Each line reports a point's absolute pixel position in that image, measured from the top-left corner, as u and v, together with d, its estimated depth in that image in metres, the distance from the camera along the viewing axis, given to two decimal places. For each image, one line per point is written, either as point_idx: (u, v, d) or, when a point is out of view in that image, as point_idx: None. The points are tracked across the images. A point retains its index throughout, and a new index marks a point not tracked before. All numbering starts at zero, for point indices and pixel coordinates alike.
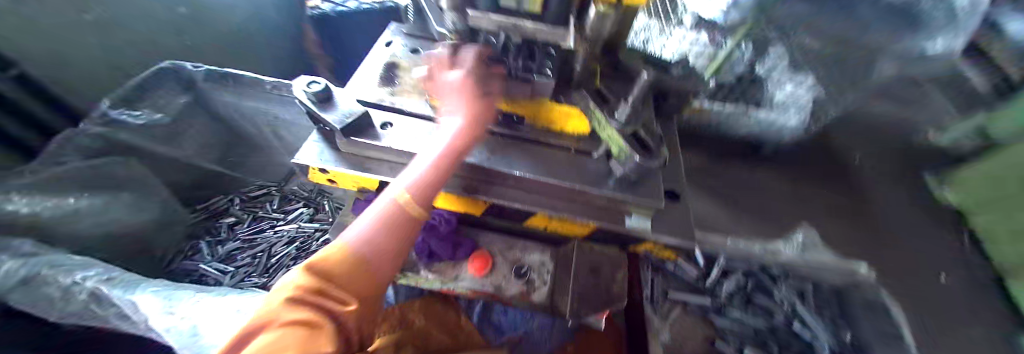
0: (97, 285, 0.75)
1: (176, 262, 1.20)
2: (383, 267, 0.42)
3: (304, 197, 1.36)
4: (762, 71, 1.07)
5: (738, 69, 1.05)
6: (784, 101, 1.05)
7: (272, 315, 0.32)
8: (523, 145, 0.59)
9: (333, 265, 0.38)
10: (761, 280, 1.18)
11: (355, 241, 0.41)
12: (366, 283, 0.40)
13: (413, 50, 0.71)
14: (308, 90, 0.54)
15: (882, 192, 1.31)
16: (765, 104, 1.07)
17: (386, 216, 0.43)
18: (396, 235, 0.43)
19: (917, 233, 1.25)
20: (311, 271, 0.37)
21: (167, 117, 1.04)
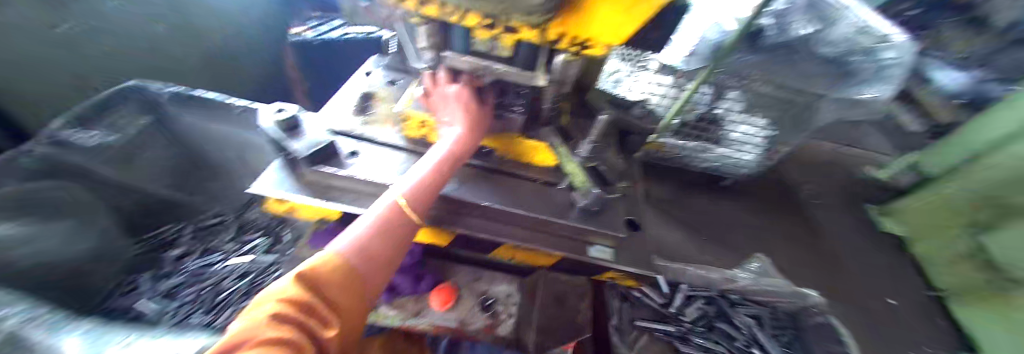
0: (19, 324, 0.67)
1: (112, 298, 1.08)
2: (375, 277, 0.39)
3: (263, 226, 1.28)
4: (719, 112, 1.14)
5: (698, 108, 1.13)
6: (740, 140, 1.18)
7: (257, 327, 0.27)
8: (491, 175, 0.60)
9: (325, 274, 0.34)
10: (722, 306, 1.13)
11: (348, 248, 0.37)
12: (356, 295, 0.36)
13: (392, 82, 0.72)
14: (277, 119, 0.54)
15: (832, 224, 1.41)
16: (724, 141, 1.21)
17: (383, 224, 0.41)
18: (390, 244, 0.41)
19: (867, 262, 1.33)
20: (301, 277, 0.32)
21: (121, 139, 1.01)
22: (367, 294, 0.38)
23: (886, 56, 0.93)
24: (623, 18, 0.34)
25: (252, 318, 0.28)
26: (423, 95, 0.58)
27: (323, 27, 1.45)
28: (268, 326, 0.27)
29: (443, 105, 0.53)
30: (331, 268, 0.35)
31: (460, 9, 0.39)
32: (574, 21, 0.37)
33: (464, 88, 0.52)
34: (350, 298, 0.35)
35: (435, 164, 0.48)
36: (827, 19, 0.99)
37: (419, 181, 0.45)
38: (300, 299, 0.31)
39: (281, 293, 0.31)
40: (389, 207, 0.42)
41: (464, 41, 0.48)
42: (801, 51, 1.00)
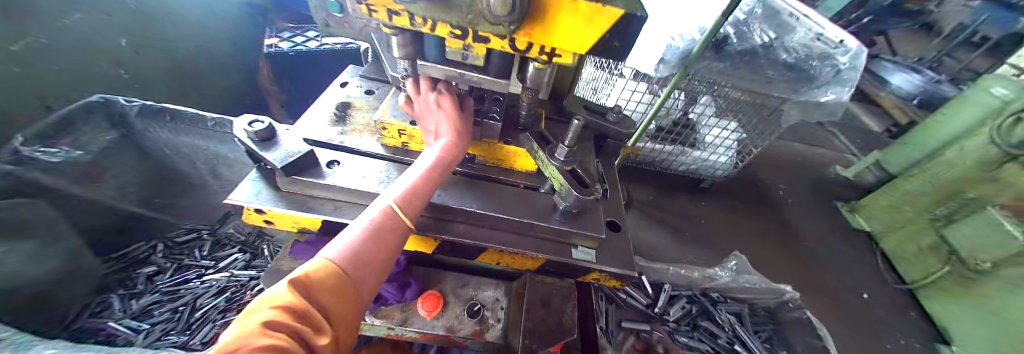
0: None
1: (81, 319, 1.01)
2: (371, 281, 0.38)
3: (240, 241, 1.23)
4: (696, 117, 1.27)
5: (674, 114, 1.24)
6: (714, 142, 1.32)
7: (245, 338, 0.26)
8: (472, 182, 0.60)
9: (317, 281, 0.33)
10: (704, 305, 1.10)
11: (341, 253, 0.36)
12: (352, 300, 0.36)
13: (368, 91, 0.72)
14: (249, 129, 0.51)
15: (803, 220, 1.48)
16: (699, 144, 1.33)
17: (377, 226, 0.39)
18: (385, 247, 0.40)
19: (840, 255, 1.38)
20: (293, 283, 0.32)
21: (87, 154, 0.95)
22: (364, 298, 0.37)
23: (841, 62, 1.07)
24: (584, 32, 0.35)
25: (243, 327, 0.27)
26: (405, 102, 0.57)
27: (297, 39, 1.46)
28: (259, 336, 0.26)
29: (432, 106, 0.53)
30: (325, 273, 0.34)
31: (429, 22, 0.40)
32: (539, 33, 0.37)
33: (443, 93, 0.52)
34: (344, 304, 0.35)
35: (427, 168, 0.47)
36: (783, 27, 1.19)
37: (412, 183, 0.45)
38: (295, 307, 0.30)
39: (274, 300, 0.30)
40: (383, 209, 0.41)
41: (438, 51, 0.48)
42: (765, 56, 1.15)
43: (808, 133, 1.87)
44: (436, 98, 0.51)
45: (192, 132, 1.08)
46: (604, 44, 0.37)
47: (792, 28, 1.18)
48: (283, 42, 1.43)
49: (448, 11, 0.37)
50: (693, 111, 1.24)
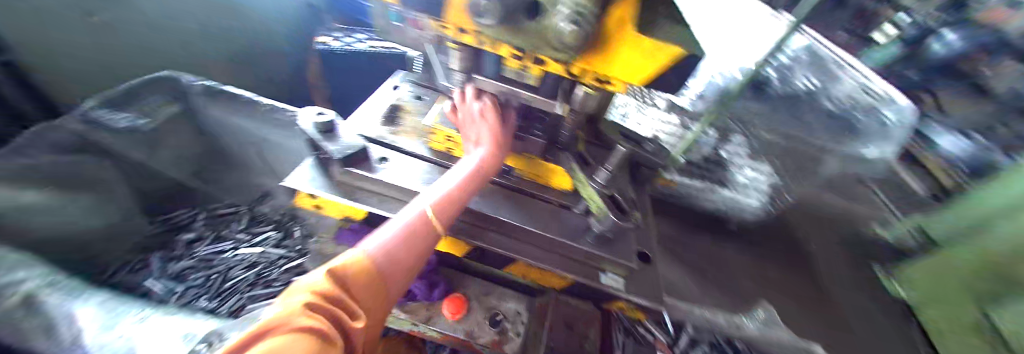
0: (38, 287, 0.72)
1: (119, 274, 1.11)
2: (394, 280, 0.40)
3: (274, 221, 1.30)
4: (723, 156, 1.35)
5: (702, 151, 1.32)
6: (744, 183, 1.32)
7: (294, 312, 0.28)
8: (509, 193, 0.63)
9: (353, 273, 0.36)
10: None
11: (375, 251, 0.39)
12: (374, 298, 0.38)
13: (417, 97, 0.76)
14: (316, 121, 0.57)
15: (834, 277, 1.41)
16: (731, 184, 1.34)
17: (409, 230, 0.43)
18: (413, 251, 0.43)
19: (868, 320, 1.32)
20: (332, 272, 0.34)
21: (149, 124, 1.07)
22: (386, 301, 0.40)
23: (892, 118, 1.08)
24: (651, 62, 0.36)
25: (288, 305, 0.29)
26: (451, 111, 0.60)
27: (348, 39, 1.54)
28: (303, 314, 0.29)
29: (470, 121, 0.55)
30: (355, 271, 0.36)
31: (493, 42, 0.43)
32: (598, 61, 0.39)
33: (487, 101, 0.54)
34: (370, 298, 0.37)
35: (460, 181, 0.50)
36: None
37: (446, 195, 0.48)
38: (330, 294, 0.33)
39: (314, 283, 0.33)
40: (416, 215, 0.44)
41: (495, 68, 0.51)
42: (808, 104, 1.22)
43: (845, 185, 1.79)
44: (482, 106, 0.53)
45: (248, 115, 1.14)
46: (664, 78, 0.38)
47: None
48: (335, 40, 1.51)
49: (515, 33, 0.37)
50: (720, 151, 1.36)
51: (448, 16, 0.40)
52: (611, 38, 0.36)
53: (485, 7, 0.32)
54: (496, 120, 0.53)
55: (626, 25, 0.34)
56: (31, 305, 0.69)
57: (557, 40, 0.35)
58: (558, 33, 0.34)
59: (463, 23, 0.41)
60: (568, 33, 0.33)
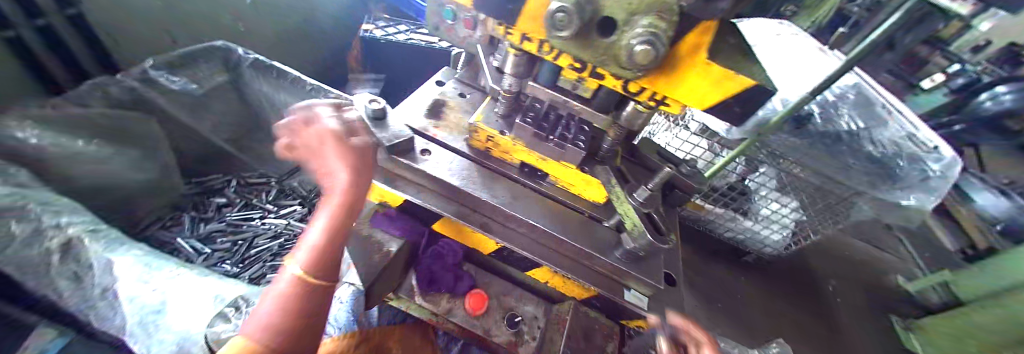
0: (78, 234, 0.74)
1: (151, 229, 1.15)
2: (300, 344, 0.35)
3: (302, 195, 1.34)
4: (752, 184, 1.19)
5: (729, 178, 1.19)
6: (769, 214, 1.23)
7: None
8: (542, 198, 0.63)
9: None
10: None
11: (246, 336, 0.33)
12: None
13: (461, 94, 0.78)
14: (369, 106, 0.59)
15: (852, 322, 1.36)
16: (751, 212, 1.26)
17: (286, 298, 0.36)
18: (302, 311, 0.36)
19: None
20: None
21: (199, 89, 1.14)
22: None
23: (931, 169, 0.98)
24: (722, 84, 0.36)
25: None
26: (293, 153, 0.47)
27: (390, 29, 1.65)
28: None
29: (319, 160, 0.46)
30: None
31: (556, 50, 0.44)
32: (663, 84, 0.39)
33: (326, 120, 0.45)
34: None
35: (330, 216, 0.42)
36: (877, 118, 1.14)
37: (315, 244, 0.40)
38: None
39: None
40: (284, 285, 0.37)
41: (551, 77, 0.52)
42: (848, 145, 1.09)
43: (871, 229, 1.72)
44: (522, 125, 0.57)
45: (289, 93, 1.19)
46: (726, 104, 0.39)
47: (885, 122, 1.13)
48: (378, 29, 1.63)
49: (583, 48, 0.39)
50: (749, 179, 1.17)
51: (517, 24, 0.41)
52: (681, 61, 0.36)
53: (563, 19, 0.33)
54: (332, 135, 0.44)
55: (700, 49, 0.34)
56: (67, 251, 0.73)
57: (626, 58, 0.35)
58: (628, 52, 0.35)
59: (534, 34, 0.42)
60: (638, 52, 0.33)
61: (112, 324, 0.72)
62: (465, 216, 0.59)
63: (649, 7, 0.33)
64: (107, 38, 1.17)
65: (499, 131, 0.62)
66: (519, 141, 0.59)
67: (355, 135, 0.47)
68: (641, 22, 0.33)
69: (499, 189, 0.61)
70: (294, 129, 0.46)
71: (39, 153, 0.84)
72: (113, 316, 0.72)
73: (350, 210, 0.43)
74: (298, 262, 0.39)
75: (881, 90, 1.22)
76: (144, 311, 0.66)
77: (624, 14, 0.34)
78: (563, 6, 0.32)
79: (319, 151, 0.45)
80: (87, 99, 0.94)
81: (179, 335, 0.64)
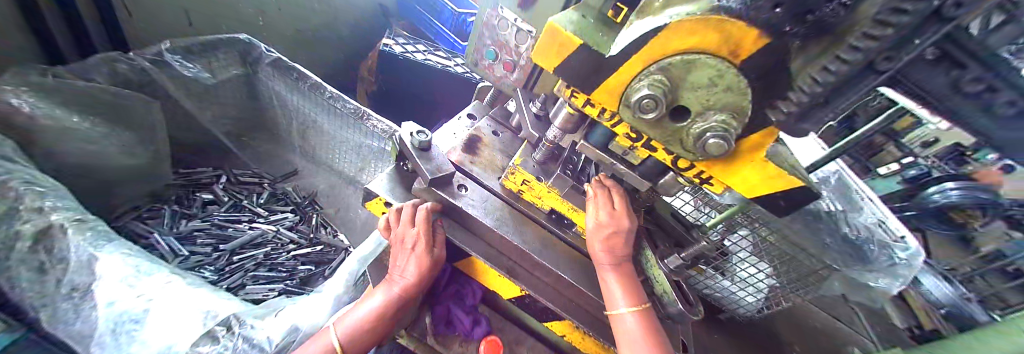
0: (64, 223, 0.67)
1: (124, 218, 1.06)
2: None
3: (295, 202, 1.29)
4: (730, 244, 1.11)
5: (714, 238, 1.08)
6: (744, 276, 1.15)
7: None
8: (569, 248, 0.64)
9: None
10: None
11: None
12: None
13: (494, 132, 0.81)
14: (417, 137, 0.61)
15: None
16: (729, 274, 1.16)
17: None
18: None
19: None
20: None
21: (211, 79, 1.11)
22: None
23: (897, 256, 1.03)
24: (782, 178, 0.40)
25: None
26: (385, 228, 0.59)
27: (409, 47, 1.69)
28: None
29: (399, 250, 0.57)
30: None
31: (617, 118, 0.47)
32: (721, 170, 0.43)
33: (420, 226, 0.54)
34: None
35: (380, 306, 0.56)
36: (853, 203, 1.14)
37: (358, 326, 0.55)
38: None
39: None
40: (324, 344, 0.54)
41: (603, 139, 0.55)
42: (825, 223, 1.12)
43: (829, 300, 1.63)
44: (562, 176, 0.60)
45: (306, 99, 1.18)
46: (774, 197, 0.43)
47: (860, 207, 1.13)
48: (398, 46, 1.66)
49: (654, 128, 0.41)
50: (727, 239, 1.10)
51: (592, 92, 0.43)
52: (745, 155, 0.40)
53: (649, 104, 0.36)
54: (420, 247, 0.54)
55: (761, 149, 0.39)
56: (40, 239, 0.65)
57: (696, 145, 0.38)
58: (699, 141, 0.38)
59: (605, 103, 0.43)
60: (711, 144, 0.37)
61: (73, 327, 0.65)
62: (493, 257, 0.60)
63: (724, 106, 0.36)
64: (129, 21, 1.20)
65: (536, 177, 0.62)
66: (555, 189, 0.61)
67: (435, 246, 0.58)
68: (715, 117, 0.37)
69: (529, 234, 0.62)
70: (396, 216, 0.56)
71: (29, 124, 0.79)
72: (73, 319, 0.65)
73: (396, 306, 0.56)
74: (340, 333, 0.54)
75: (858, 181, 1.24)
76: (123, 318, 0.62)
77: (699, 106, 0.37)
78: (652, 93, 0.35)
79: (402, 250, 0.56)
80: (92, 74, 0.92)
81: (156, 351, 0.60)
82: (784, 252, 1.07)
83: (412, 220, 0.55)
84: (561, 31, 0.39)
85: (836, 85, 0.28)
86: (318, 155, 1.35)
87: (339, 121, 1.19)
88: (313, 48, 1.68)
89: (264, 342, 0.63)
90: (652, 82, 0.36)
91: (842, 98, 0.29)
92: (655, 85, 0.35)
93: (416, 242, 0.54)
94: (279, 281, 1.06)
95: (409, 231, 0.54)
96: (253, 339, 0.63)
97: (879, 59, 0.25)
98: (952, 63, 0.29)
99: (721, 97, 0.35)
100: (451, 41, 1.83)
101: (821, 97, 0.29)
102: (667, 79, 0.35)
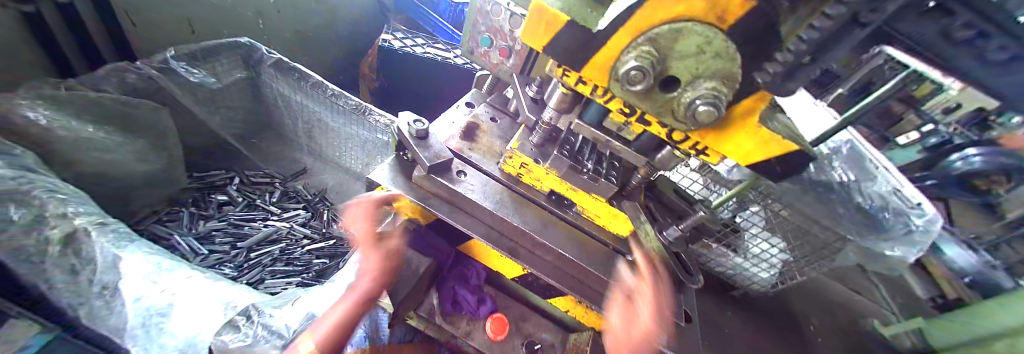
0: (85, 227, 0.70)
1: (144, 223, 1.10)
2: None
3: (306, 199, 1.33)
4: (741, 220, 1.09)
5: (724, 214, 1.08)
6: (757, 253, 1.13)
7: None
8: (570, 228, 0.66)
9: None
10: None
11: None
12: None
13: (492, 118, 0.81)
14: (414, 126, 0.62)
15: None
16: (740, 250, 1.15)
17: None
18: None
19: None
20: None
21: (217, 83, 1.13)
22: None
23: (913, 223, 0.97)
24: (771, 143, 0.40)
25: None
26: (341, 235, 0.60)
27: (408, 41, 1.68)
28: None
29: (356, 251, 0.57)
30: None
31: (610, 94, 0.46)
32: (715, 138, 0.43)
33: (365, 220, 0.58)
34: None
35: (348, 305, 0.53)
36: (867, 172, 1.12)
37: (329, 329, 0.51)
38: None
39: None
40: None
41: (598, 116, 0.55)
42: (840, 193, 1.10)
43: (846, 271, 1.62)
44: (560, 157, 0.60)
45: (312, 99, 1.20)
46: (771, 162, 0.43)
47: (874, 176, 1.10)
48: (396, 40, 1.66)
49: (644, 100, 0.41)
50: (738, 215, 1.07)
51: (582, 68, 0.43)
52: (736, 121, 0.40)
53: (636, 76, 0.36)
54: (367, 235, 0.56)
55: (753, 114, 0.39)
56: (69, 242, 0.69)
57: (686, 114, 0.38)
58: (689, 109, 0.37)
59: (596, 78, 0.43)
60: (701, 112, 0.36)
61: (109, 323, 0.70)
62: (495, 239, 0.60)
63: (713, 73, 0.36)
64: (132, 29, 1.22)
65: (534, 159, 0.63)
66: (554, 170, 0.61)
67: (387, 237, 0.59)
68: (704, 85, 0.36)
69: (530, 214, 0.63)
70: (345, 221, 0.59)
71: (47, 135, 0.83)
72: (108, 315, 0.70)
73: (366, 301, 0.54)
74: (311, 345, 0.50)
75: (872, 149, 1.21)
76: (151, 312, 0.65)
77: (688, 75, 0.37)
78: (639, 65, 0.35)
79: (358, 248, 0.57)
80: (102, 85, 0.95)
81: (184, 340, 0.64)
82: (797, 225, 1.02)
83: (359, 216, 0.58)
84: (546, 9, 0.38)
85: (821, 42, 0.27)
86: (327, 152, 1.37)
87: (346, 120, 1.21)
88: (314, 49, 1.71)
89: (283, 330, 0.66)
90: (640, 54, 0.36)
91: (829, 56, 0.28)
92: (642, 56, 0.35)
93: (364, 233, 0.57)
94: (295, 274, 1.10)
95: (361, 223, 0.58)
96: (272, 326, 0.66)
97: (863, 11, 0.24)
98: (942, 12, 0.26)
99: (710, 64, 0.35)
100: (449, 33, 1.83)
101: (806, 56, 0.28)
102: (654, 50, 0.35)
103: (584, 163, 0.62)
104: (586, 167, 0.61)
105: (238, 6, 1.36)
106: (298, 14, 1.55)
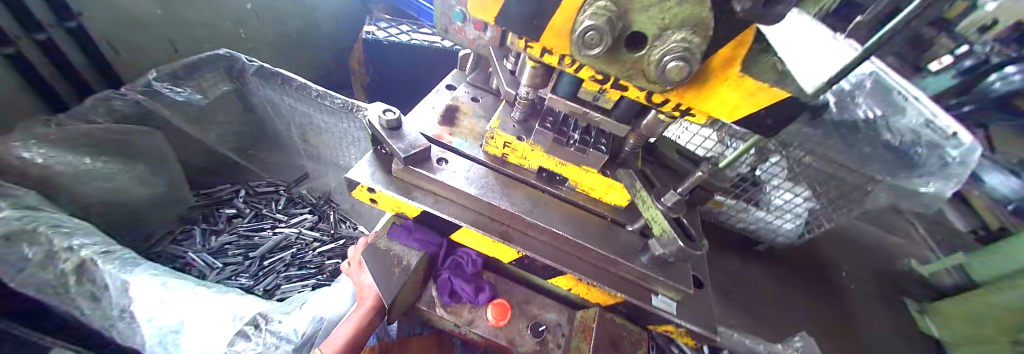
0: (92, 256, 0.72)
1: (160, 245, 1.14)
2: None
3: (311, 203, 1.35)
4: (760, 173, 0.98)
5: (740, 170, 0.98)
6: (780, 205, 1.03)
7: None
8: (563, 205, 0.62)
9: None
10: None
11: None
12: None
13: (473, 98, 0.77)
14: (383, 116, 0.59)
15: (883, 316, 1.18)
16: (761, 204, 1.05)
17: None
18: None
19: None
20: None
21: (204, 99, 1.12)
22: None
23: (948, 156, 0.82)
24: (750, 96, 0.36)
25: None
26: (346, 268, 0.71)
27: (392, 30, 1.61)
28: None
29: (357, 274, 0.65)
30: None
31: (578, 62, 0.41)
32: (696, 96, 0.39)
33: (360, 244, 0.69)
34: None
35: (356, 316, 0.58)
36: (895, 105, 0.94)
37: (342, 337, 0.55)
38: None
39: None
40: None
41: (571, 89, 0.50)
42: (864, 134, 0.94)
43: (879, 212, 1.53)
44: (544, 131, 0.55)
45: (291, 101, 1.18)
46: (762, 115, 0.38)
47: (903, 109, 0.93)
48: (380, 30, 1.59)
49: (611, 63, 0.36)
50: (756, 167, 0.97)
51: (541, 37, 0.38)
52: (715, 73, 0.36)
53: (593, 38, 0.30)
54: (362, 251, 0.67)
55: (733, 63, 0.34)
56: (81, 272, 0.72)
57: (656, 74, 0.33)
58: (658, 68, 0.32)
59: (558, 47, 0.38)
60: (672, 68, 0.31)
61: (136, 342, 0.73)
62: (484, 224, 0.57)
63: (682, 22, 0.30)
64: (113, 55, 1.20)
65: (515, 136, 0.59)
66: (539, 146, 0.57)
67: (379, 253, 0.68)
68: (674, 37, 0.31)
69: (518, 195, 0.61)
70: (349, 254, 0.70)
71: (46, 172, 0.84)
72: (132, 335, 0.73)
73: (369, 314, 0.58)
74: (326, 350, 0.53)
75: (899, 77, 1.07)
76: (164, 330, 0.68)
77: (654, 30, 0.32)
78: (595, 24, 0.29)
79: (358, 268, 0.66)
80: (91, 116, 0.95)
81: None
82: (824, 173, 0.91)
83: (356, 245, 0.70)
84: None
85: None
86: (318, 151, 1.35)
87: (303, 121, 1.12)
88: (300, 51, 1.66)
89: (291, 334, 0.66)
90: (596, 10, 0.30)
91: None
92: (599, 13, 0.30)
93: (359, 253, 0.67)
94: (309, 277, 1.12)
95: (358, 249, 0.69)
96: (280, 332, 0.66)
97: None
98: None
99: (677, 11, 0.30)
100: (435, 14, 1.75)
101: None
102: (612, 5, 0.30)
103: (572, 134, 0.57)
104: (574, 137, 0.56)
105: (215, 17, 1.32)
106: (276, 17, 1.50)
